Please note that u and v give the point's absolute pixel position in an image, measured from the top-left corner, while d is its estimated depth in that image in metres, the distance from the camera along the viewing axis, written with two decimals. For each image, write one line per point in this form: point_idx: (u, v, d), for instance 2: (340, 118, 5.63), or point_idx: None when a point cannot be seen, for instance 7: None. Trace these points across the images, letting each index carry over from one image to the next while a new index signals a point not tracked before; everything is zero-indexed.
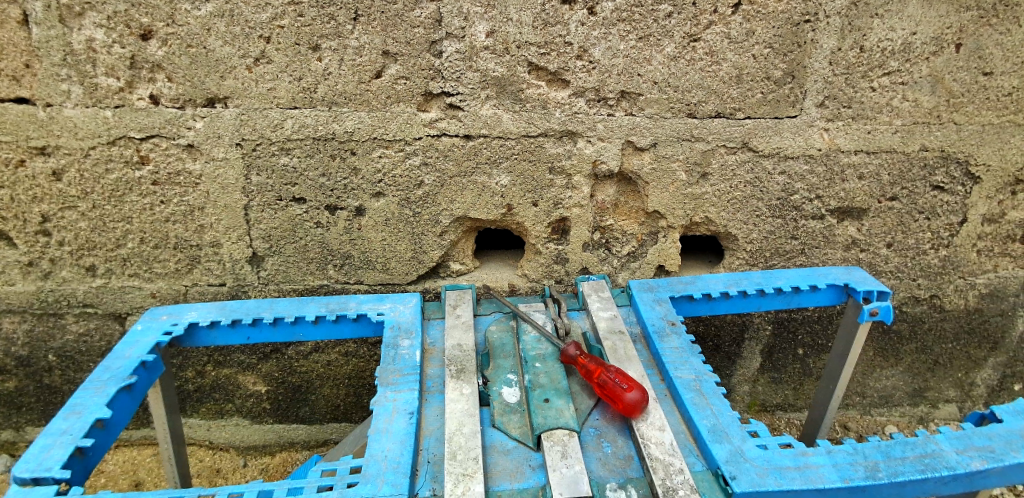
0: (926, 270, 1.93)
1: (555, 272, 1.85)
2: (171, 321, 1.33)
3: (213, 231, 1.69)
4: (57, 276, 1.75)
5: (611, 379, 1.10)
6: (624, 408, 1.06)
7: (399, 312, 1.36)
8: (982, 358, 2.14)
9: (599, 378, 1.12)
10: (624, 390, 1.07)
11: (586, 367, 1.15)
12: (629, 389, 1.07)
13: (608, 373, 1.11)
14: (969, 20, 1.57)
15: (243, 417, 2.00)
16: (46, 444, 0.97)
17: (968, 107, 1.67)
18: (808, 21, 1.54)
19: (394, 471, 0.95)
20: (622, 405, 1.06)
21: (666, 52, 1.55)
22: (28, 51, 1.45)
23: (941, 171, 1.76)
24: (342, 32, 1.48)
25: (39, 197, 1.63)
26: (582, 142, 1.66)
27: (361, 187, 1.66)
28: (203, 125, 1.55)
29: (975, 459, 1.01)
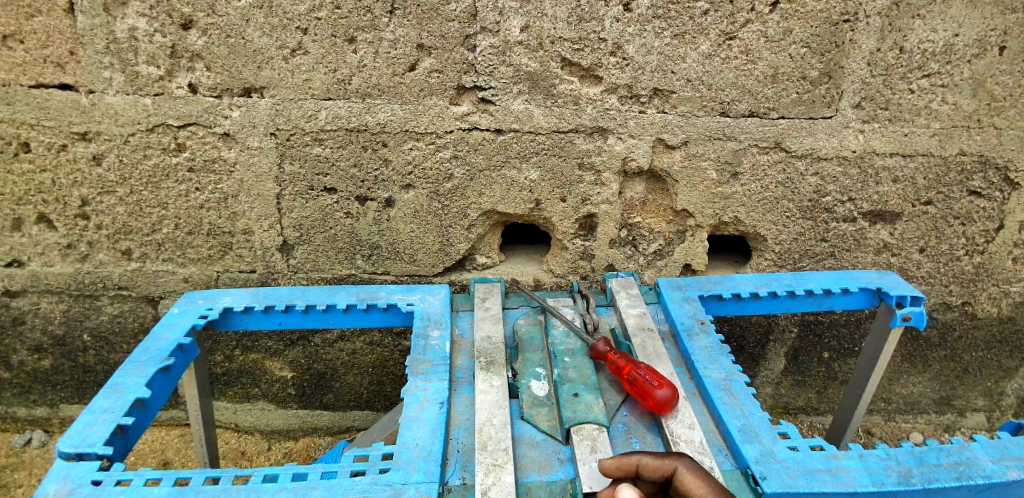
0: (959, 277, 1.89)
1: (580, 268, 1.85)
2: (206, 305, 1.36)
3: (245, 219, 1.73)
4: (94, 259, 1.79)
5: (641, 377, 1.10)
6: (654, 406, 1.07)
7: (429, 303, 1.37)
8: (1014, 368, 2.10)
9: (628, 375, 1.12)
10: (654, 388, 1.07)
11: (616, 364, 1.15)
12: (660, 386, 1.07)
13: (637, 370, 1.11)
14: (1014, 22, 1.52)
15: (268, 402, 2.04)
16: (88, 421, 1.00)
17: (1010, 111, 1.63)
18: (846, 20, 1.51)
19: (425, 459, 0.97)
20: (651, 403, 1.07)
21: (701, 50, 1.54)
22: (73, 39, 1.49)
23: (979, 176, 1.72)
24: (378, 24, 1.49)
25: (79, 182, 1.67)
26: (612, 139, 1.65)
27: (392, 179, 1.68)
28: (239, 114, 1.58)
29: (1012, 469, 0.99)
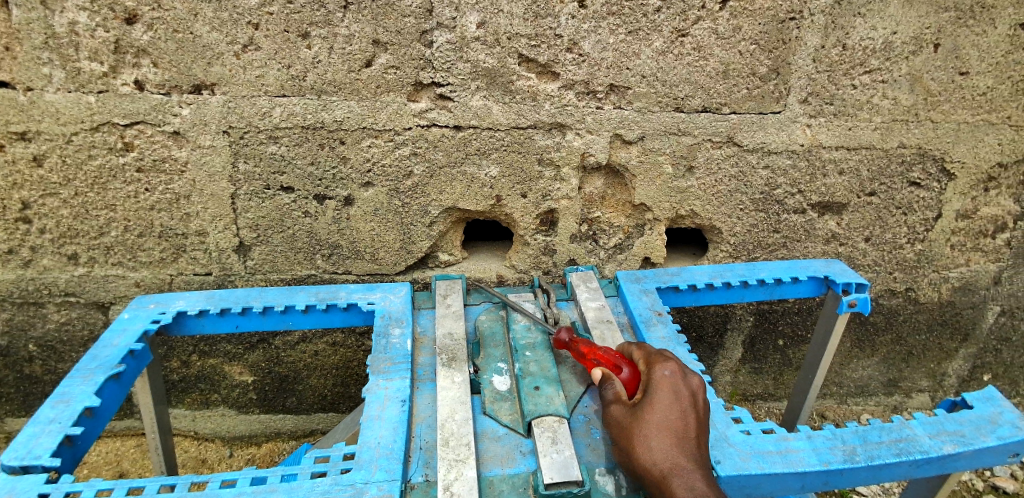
0: (902, 264, 1.99)
1: (542, 263, 1.88)
2: (158, 309, 1.32)
3: (199, 220, 1.68)
4: (37, 264, 1.72)
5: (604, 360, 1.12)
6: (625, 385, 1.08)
7: (390, 301, 1.37)
8: (954, 349, 2.22)
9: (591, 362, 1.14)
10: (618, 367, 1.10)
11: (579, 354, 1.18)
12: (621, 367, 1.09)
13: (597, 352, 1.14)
14: (947, 20, 1.60)
15: (228, 408, 1.99)
16: (33, 433, 0.96)
17: (945, 105, 1.72)
18: (792, 18, 1.57)
19: (387, 457, 0.96)
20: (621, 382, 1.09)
21: (655, 47, 1.57)
22: (7, 34, 1.42)
23: (918, 168, 1.81)
24: (332, 20, 1.47)
25: (19, 184, 1.59)
26: (571, 135, 1.67)
27: (351, 177, 1.66)
28: (189, 111, 1.53)
29: (947, 443, 1.05)
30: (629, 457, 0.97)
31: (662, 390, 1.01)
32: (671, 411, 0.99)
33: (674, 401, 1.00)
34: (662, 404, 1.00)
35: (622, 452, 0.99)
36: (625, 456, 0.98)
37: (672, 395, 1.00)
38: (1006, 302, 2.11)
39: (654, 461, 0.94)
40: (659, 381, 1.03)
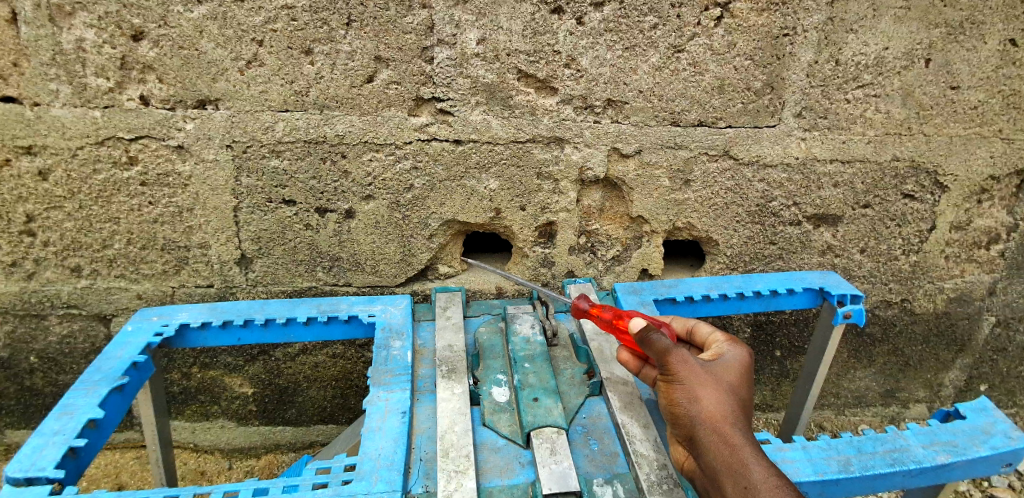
0: (897, 275, 2.01)
1: (541, 275, 1.90)
2: (161, 322, 1.34)
3: (201, 233, 1.70)
4: (41, 277, 1.73)
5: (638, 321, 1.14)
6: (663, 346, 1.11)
7: (390, 313, 1.38)
8: (950, 360, 2.23)
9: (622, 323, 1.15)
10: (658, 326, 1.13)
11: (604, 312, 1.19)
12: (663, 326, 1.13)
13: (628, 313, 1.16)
14: (938, 36, 1.64)
15: (228, 420, 2.00)
16: (38, 445, 0.97)
17: (937, 119, 1.75)
18: (786, 34, 1.60)
19: (388, 468, 0.98)
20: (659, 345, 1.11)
21: (651, 62, 1.60)
22: (15, 50, 1.45)
23: (911, 181, 1.84)
24: (335, 37, 1.50)
25: (24, 197, 1.61)
26: (569, 149, 1.70)
27: (351, 190, 1.68)
28: (193, 126, 1.56)
29: (940, 453, 1.07)
30: (694, 399, 0.97)
31: (736, 364, 1.05)
32: (738, 383, 1.03)
33: (743, 377, 1.04)
34: (733, 375, 1.03)
35: (685, 392, 0.98)
36: (687, 395, 0.98)
37: (742, 373, 1.05)
38: (1001, 313, 2.13)
39: (721, 414, 0.96)
40: (731, 358, 1.06)
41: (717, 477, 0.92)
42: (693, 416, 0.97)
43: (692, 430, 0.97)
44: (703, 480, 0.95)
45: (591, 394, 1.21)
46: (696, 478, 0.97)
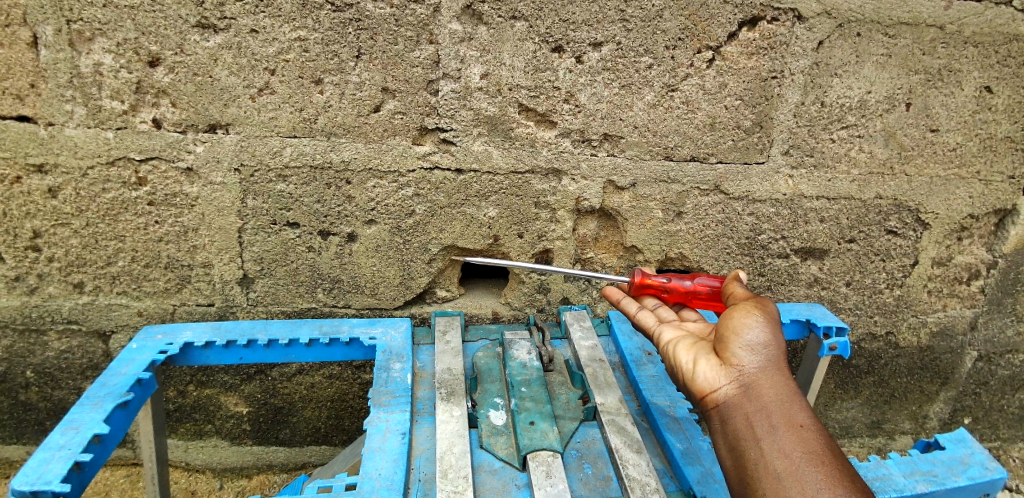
0: (882, 308, 2.07)
1: (537, 301, 1.94)
2: (166, 341, 1.37)
3: (205, 252, 1.73)
4: (43, 292, 1.75)
5: (711, 284, 1.34)
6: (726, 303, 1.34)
7: (391, 336, 1.42)
8: (934, 392, 2.28)
9: (702, 290, 1.34)
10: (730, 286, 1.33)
11: (678, 278, 1.36)
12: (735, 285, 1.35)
13: (703, 278, 1.35)
14: (917, 82, 1.73)
15: (221, 439, 2.00)
16: (44, 458, 0.99)
17: (918, 159, 1.83)
18: (774, 77, 1.68)
19: (388, 488, 1.00)
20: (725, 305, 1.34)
21: (646, 100, 1.68)
22: (34, 72, 1.50)
23: (894, 217, 1.91)
24: (344, 68, 1.56)
25: (32, 213, 1.64)
26: (566, 180, 1.76)
27: (354, 214, 1.72)
28: (203, 149, 1.60)
29: (921, 483, 1.11)
30: (771, 342, 1.08)
31: None
32: None
33: None
34: None
35: (767, 334, 1.09)
36: (769, 339, 1.08)
37: None
38: (983, 347, 2.19)
39: (782, 363, 1.08)
40: None
41: (769, 407, 1.01)
42: (766, 354, 1.07)
43: (758, 366, 1.06)
44: (746, 405, 1.03)
45: (586, 419, 1.25)
46: (736, 403, 1.04)
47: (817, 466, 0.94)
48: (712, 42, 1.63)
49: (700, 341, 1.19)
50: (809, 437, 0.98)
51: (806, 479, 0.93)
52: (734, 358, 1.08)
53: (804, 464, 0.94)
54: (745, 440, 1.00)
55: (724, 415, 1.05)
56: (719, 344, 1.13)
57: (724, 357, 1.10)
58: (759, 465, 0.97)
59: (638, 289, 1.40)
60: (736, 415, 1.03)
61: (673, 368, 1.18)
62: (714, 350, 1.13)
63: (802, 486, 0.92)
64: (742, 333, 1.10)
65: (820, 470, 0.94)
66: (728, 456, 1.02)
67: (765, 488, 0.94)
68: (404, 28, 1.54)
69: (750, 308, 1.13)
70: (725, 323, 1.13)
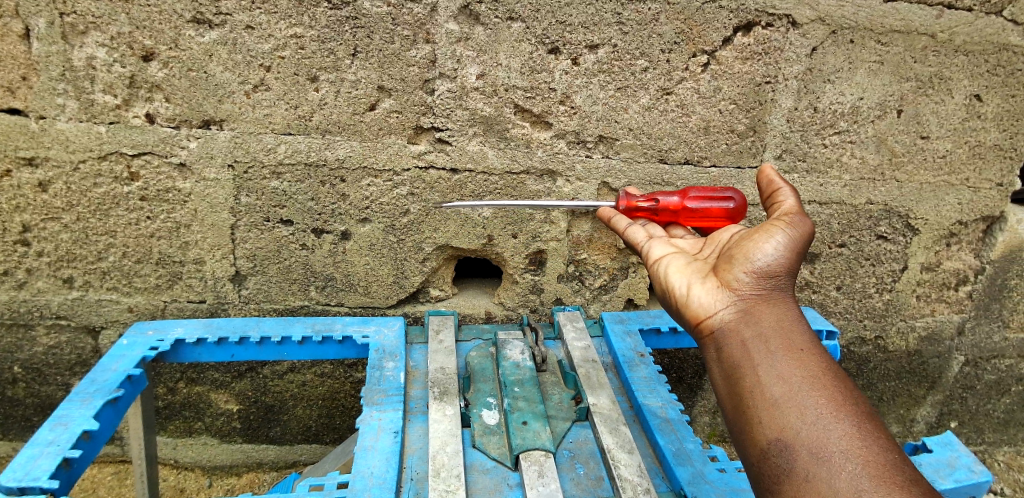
0: (871, 312, 2.09)
1: (530, 301, 1.95)
2: (157, 337, 1.36)
3: (197, 249, 1.72)
4: (31, 286, 1.73)
5: (701, 201, 1.28)
6: (720, 219, 1.28)
7: (384, 335, 1.42)
8: (922, 396, 2.30)
9: (690, 207, 1.29)
10: (724, 201, 1.27)
11: (665, 196, 1.31)
12: (730, 199, 1.27)
13: (694, 193, 1.29)
14: (909, 90, 1.75)
15: (211, 437, 1.99)
16: (32, 455, 0.98)
17: (908, 166, 1.85)
18: (768, 82, 1.70)
19: (380, 486, 1.00)
20: (717, 221, 1.28)
21: (642, 103, 1.69)
22: (26, 65, 1.48)
23: (884, 223, 1.93)
24: (340, 66, 1.56)
25: (22, 207, 1.63)
26: (561, 181, 1.76)
27: (348, 212, 1.72)
28: (197, 145, 1.59)
29: None
30: (780, 266, 1.05)
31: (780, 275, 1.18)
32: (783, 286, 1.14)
33: None
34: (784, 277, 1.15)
35: (778, 257, 1.05)
36: (775, 264, 1.05)
37: None
38: (970, 352, 2.21)
39: (785, 290, 1.05)
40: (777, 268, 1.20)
41: (767, 332, 0.97)
42: (770, 279, 1.04)
43: (758, 291, 1.04)
44: (742, 331, 0.99)
45: (578, 419, 1.25)
46: (732, 329, 1.01)
47: (817, 390, 0.89)
48: (707, 47, 1.64)
49: (694, 265, 1.17)
50: (810, 361, 0.93)
51: (806, 402, 0.88)
52: (734, 281, 1.05)
53: (804, 387, 0.89)
54: (741, 364, 0.95)
55: (720, 341, 1.02)
56: (719, 270, 1.10)
57: (723, 281, 1.07)
58: (755, 390, 0.92)
59: (628, 213, 1.37)
60: (732, 340, 1.00)
61: (667, 295, 1.15)
62: (714, 275, 1.10)
63: (801, 409, 0.87)
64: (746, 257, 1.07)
65: (820, 393, 0.88)
66: (723, 384, 0.97)
67: (762, 414, 0.89)
68: (401, 27, 1.54)
69: (767, 230, 1.08)
70: (735, 250, 1.10)
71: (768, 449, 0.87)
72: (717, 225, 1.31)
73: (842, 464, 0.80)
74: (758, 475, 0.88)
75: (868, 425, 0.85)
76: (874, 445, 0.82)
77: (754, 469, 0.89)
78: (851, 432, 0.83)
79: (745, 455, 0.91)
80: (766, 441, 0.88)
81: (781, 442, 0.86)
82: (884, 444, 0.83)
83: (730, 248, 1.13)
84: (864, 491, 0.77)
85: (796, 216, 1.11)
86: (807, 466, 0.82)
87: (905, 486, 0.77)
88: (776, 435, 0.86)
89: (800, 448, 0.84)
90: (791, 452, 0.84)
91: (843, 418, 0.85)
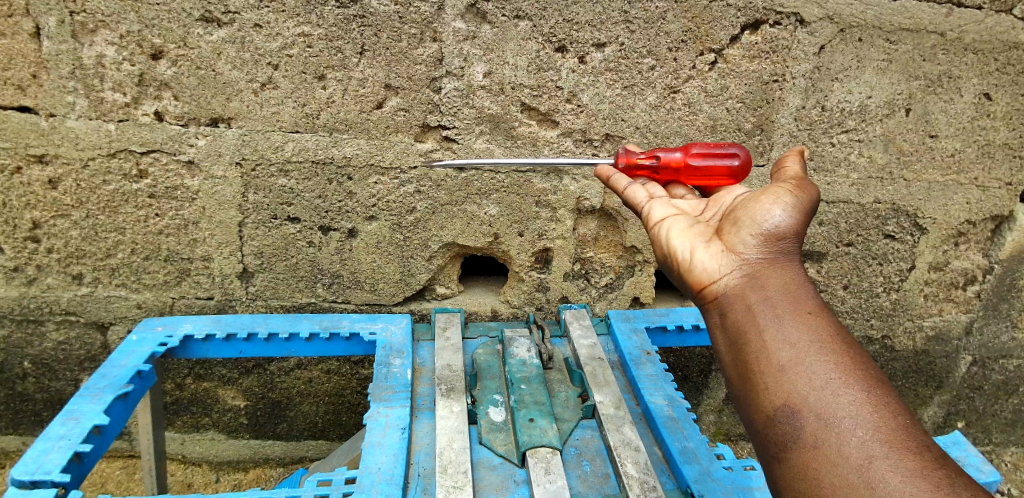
0: (878, 311, 2.08)
1: (536, 299, 1.95)
2: (165, 333, 1.37)
3: (205, 246, 1.73)
4: (42, 283, 1.75)
5: (704, 159, 1.23)
6: (722, 178, 1.24)
7: (391, 332, 1.42)
8: (929, 396, 2.29)
9: (692, 164, 1.23)
10: (728, 159, 1.22)
11: (667, 153, 1.26)
12: (734, 156, 1.23)
13: (697, 149, 1.24)
14: (917, 88, 1.74)
15: (218, 433, 2.00)
16: (44, 449, 0.99)
17: (917, 165, 1.84)
18: (776, 80, 1.69)
19: (387, 482, 1.00)
20: (719, 179, 1.23)
21: (649, 101, 1.68)
22: (36, 63, 1.49)
23: (892, 222, 1.93)
24: (348, 64, 1.56)
25: (32, 204, 1.64)
26: (567, 179, 1.75)
27: (355, 210, 1.73)
28: (205, 142, 1.60)
29: None
30: (788, 229, 1.01)
31: None
32: None
33: None
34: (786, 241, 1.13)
35: (786, 219, 1.01)
36: (783, 227, 1.01)
37: None
38: (978, 352, 2.20)
39: (793, 253, 1.01)
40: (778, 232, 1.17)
41: (774, 297, 0.94)
42: (777, 242, 1.00)
43: (765, 255, 1.00)
44: (748, 296, 0.95)
45: (584, 416, 1.26)
46: (738, 294, 0.96)
47: (826, 356, 0.86)
48: (715, 45, 1.63)
49: (697, 228, 1.13)
50: (817, 325, 0.90)
51: (814, 368, 0.85)
52: (740, 244, 1.01)
53: (812, 353, 0.86)
54: (748, 330, 0.92)
55: (724, 307, 0.98)
56: (724, 233, 1.06)
57: (727, 245, 1.03)
58: (762, 358, 0.89)
59: (627, 171, 1.33)
60: (737, 305, 0.96)
61: (669, 259, 1.11)
62: (719, 237, 1.05)
63: (810, 377, 0.84)
64: (754, 222, 1.02)
65: (829, 359, 0.86)
66: (729, 351, 0.94)
67: (769, 380, 0.87)
68: (408, 25, 1.54)
69: (774, 192, 1.03)
70: (740, 213, 1.06)
71: (775, 416, 0.85)
72: (718, 184, 1.27)
73: (852, 430, 0.79)
74: (764, 441, 0.87)
75: (878, 389, 0.84)
76: (883, 411, 0.81)
77: (760, 435, 0.88)
78: (860, 398, 0.82)
79: (750, 422, 0.89)
80: (773, 407, 0.86)
81: (789, 409, 0.84)
82: (891, 407, 0.82)
83: (735, 210, 1.08)
84: (875, 457, 0.77)
85: (802, 180, 1.08)
86: (816, 432, 0.81)
87: (915, 451, 0.77)
88: (784, 404, 0.85)
89: (808, 414, 0.82)
90: (799, 419, 0.83)
91: (853, 384, 0.83)
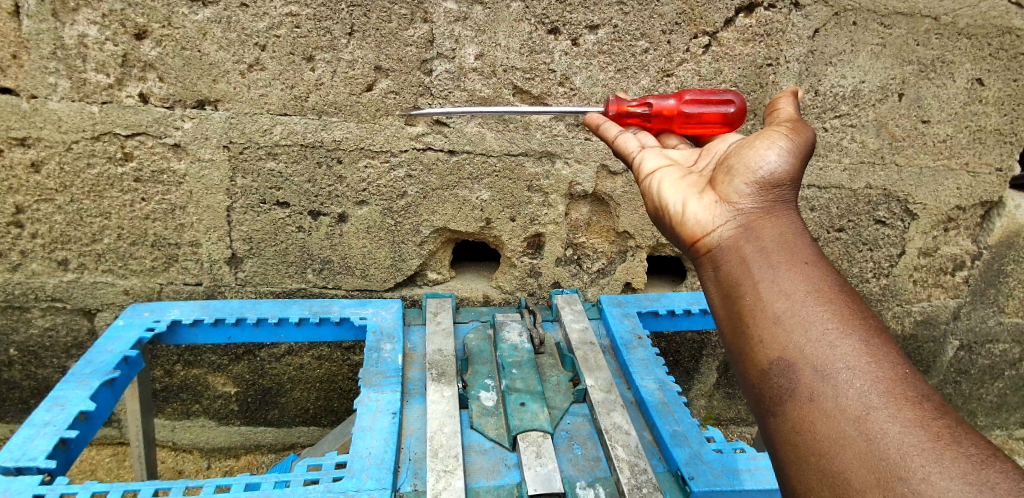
0: (868, 297, 2.09)
1: (528, 285, 1.94)
2: (153, 318, 1.36)
3: (193, 231, 1.71)
4: (26, 268, 1.72)
5: (698, 106, 1.20)
6: (716, 125, 1.22)
7: (381, 317, 1.42)
8: None
9: (686, 111, 1.21)
10: (723, 106, 1.20)
11: (660, 100, 1.23)
12: (729, 103, 1.21)
13: (691, 95, 1.22)
14: (911, 73, 1.73)
15: (209, 419, 1.99)
16: (29, 435, 0.98)
17: (908, 150, 1.84)
18: (770, 64, 1.68)
19: (378, 466, 1.00)
20: (713, 127, 1.22)
21: (642, 85, 1.67)
22: (16, 42, 1.45)
23: (883, 207, 1.93)
24: (336, 45, 1.54)
25: (14, 188, 1.61)
26: (560, 163, 1.74)
27: (345, 195, 1.71)
28: (191, 125, 1.57)
29: None
30: (783, 175, 0.96)
31: None
32: None
33: None
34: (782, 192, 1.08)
35: (780, 164, 0.97)
36: (777, 172, 0.96)
37: None
38: (965, 337, 2.23)
39: (788, 200, 0.96)
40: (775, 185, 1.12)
41: (769, 247, 0.88)
42: (771, 187, 0.96)
43: (760, 203, 0.95)
44: (742, 246, 0.90)
45: (575, 400, 1.26)
46: (732, 245, 0.91)
47: (823, 304, 0.80)
48: (709, 28, 1.62)
49: (689, 179, 1.08)
50: (813, 274, 0.84)
51: (810, 318, 0.79)
52: (733, 193, 0.97)
53: (808, 302, 0.81)
54: (741, 280, 0.86)
55: (717, 259, 0.92)
56: (716, 183, 1.01)
57: (720, 195, 0.98)
58: (755, 309, 0.83)
59: (617, 120, 1.30)
60: (731, 255, 0.91)
61: (660, 212, 1.06)
62: (712, 188, 1.01)
63: (804, 327, 0.79)
64: (748, 169, 0.98)
65: (826, 308, 0.80)
66: (721, 305, 0.88)
67: (762, 333, 0.81)
68: (398, 6, 1.51)
69: (769, 137, 1.00)
70: (734, 160, 1.01)
71: (769, 370, 0.79)
72: (713, 133, 1.25)
73: (849, 381, 0.73)
74: (756, 399, 0.81)
75: (877, 339, 0.78)
76: (885, 362, 0.75)
77: (752, 395, 0.82)
78: (859, 349, 0.76)
79: (745, 379, 0.83)
80: (767, 362, 0.80)
81: (784, 363, 0.78)
82: (894, 358, 0.76)
83: (728, 158, 1.04)
84: (873, 409, 0.70)
85: (798, 125, 1.05)
86: (810, 385, 0.75)
87: (917, 402, 0.71)
88: (778, 356, 0.79)
89: (803, 367, 0.76)
90: (793, 373, 0.77)
91: (851, 334, 0.77)
